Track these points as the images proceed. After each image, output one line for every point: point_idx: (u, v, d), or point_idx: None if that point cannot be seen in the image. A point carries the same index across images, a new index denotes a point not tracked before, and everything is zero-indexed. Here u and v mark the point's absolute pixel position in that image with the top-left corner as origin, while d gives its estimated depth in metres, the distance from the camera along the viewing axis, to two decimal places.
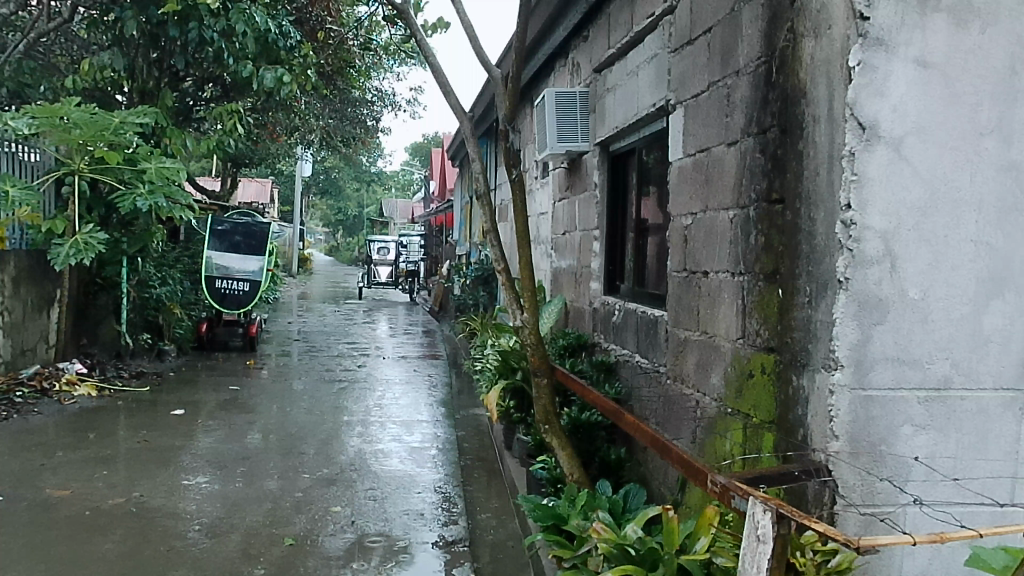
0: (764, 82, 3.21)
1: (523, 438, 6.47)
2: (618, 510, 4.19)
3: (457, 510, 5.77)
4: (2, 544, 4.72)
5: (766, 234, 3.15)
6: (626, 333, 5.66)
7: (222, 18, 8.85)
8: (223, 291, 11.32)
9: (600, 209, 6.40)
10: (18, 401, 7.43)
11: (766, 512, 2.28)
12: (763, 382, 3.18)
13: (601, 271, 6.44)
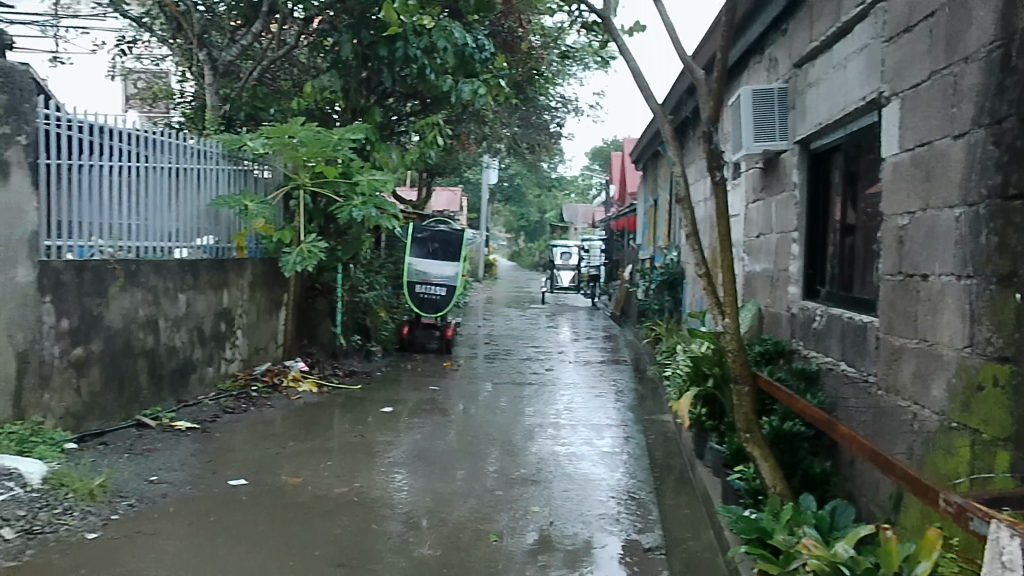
0: (998, 69, 2.95)
1: (717, 447, 6.25)
2: (825, 527, 3.93)
3: (652, 517, 5.69)
4: (247, 515, 5.07)
5: (999, 234, 2.93)
6: (829, 340, 5.32)
7: (424, 36, 9.29)
8: (422, 295, 11.95)
9: (799, 210, 6.09)
10: (254, 394, 7.98)
11: (1013, 537, 2.06)
12: (995, 397, 2.91)
13: (800, 275, 6.08)
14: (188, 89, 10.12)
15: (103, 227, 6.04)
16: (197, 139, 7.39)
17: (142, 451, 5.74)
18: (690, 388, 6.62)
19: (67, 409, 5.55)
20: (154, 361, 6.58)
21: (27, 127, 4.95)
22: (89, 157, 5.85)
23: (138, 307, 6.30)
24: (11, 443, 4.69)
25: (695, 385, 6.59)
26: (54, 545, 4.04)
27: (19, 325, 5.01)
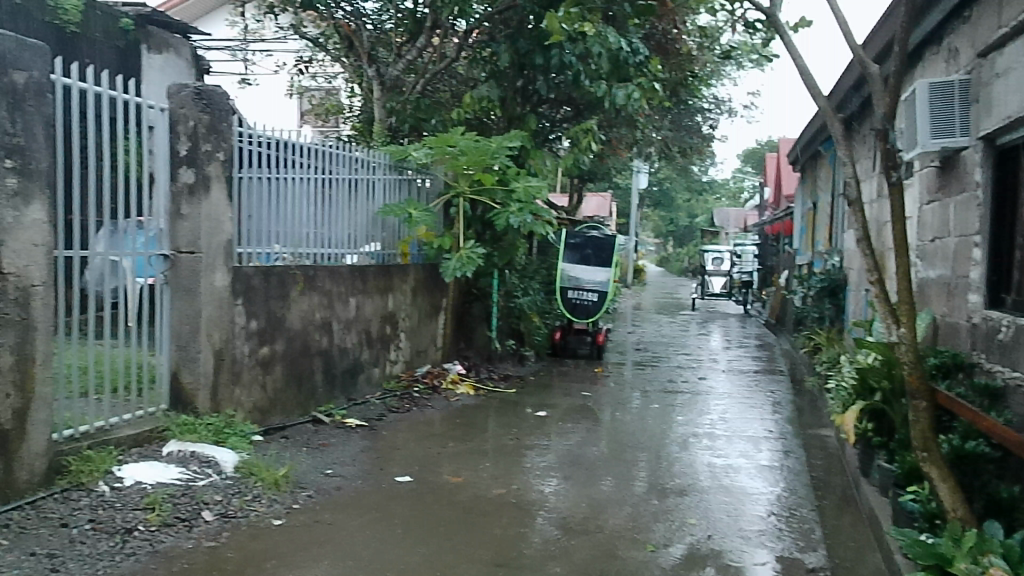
0: None
1: (885, 465, 5.84)
2: (1016, 557, 3.56)
3: (815, 537, 5.37)
4: (410, 512, 5.23)
5: None
6: (1019, 353, 4.84)
7: (578, 42, 9.27)
8: (574, 300, 11.94)
9: (982, 211, 5.60)
10: (416, 395, 8.29)
11: None
12: None
13: (983, 282, 5.59)
14: (357, 103, 10.72)
15: (282, 235, 6.49)
16: (367, 151, 7.81)
17: (318, 446, 6.10)
18: (856, 402, 6.23)
19: (254, 404, 5.99)
20: (328, 361, 6.99)
21: (225, 145, 5.21)
22: (274, 171, 6.30)
23: (315, 309, 6.72)
24: (206, 435, 4.93)
25: (862, 398, 6.20)
26: (246, 529, 4.02)
27: (216, 321, 5.22)
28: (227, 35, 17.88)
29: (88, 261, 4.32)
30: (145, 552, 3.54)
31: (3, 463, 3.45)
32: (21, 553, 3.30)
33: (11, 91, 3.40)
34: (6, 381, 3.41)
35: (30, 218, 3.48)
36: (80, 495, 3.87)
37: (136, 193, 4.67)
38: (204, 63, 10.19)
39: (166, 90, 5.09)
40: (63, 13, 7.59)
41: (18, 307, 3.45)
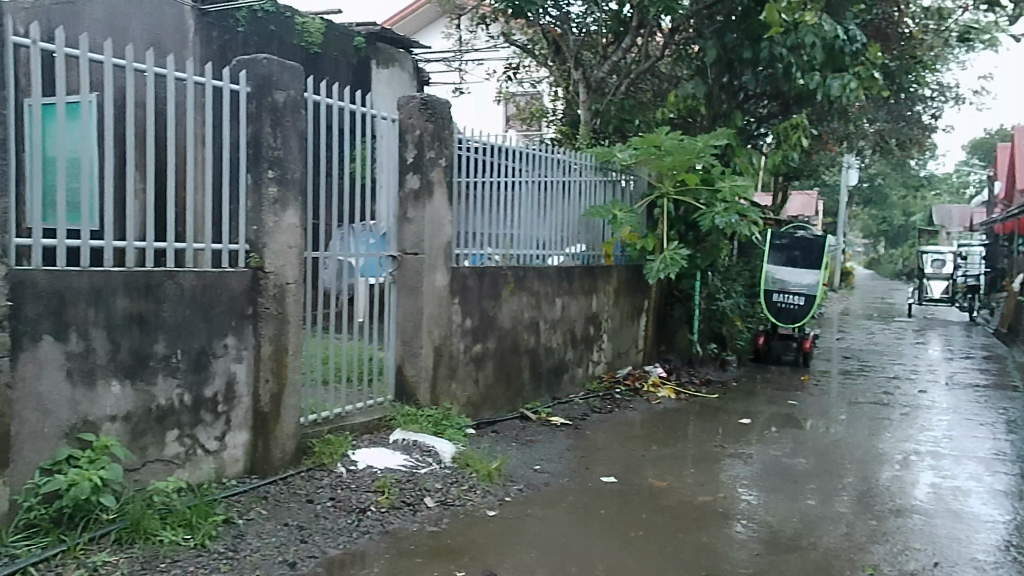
0: None
1: None
2: None
3: None
4: (612, 513, 5.18)
5: None
6: None
7: (791, 33, 8.57)
8: (779, 304, 11.37)
9: None
10: (618, 397, 8.30)
11: None
12: None
13: None
14: (560, 107, 10.99)
15: (494, 237, 6.71)
16: (573, 154, 7.91)
17: (527, 442, 6.27)
18: None
19: (468, 399, 6.28)
20: (534, 360, 7.17)
21: (447, 151, 5.49)
22: (487, 175, 6.53)
23: (524, 309, 6.92)
24: (427, 426, 5.25)
25: None
26: (464, 517, 4.19)
27: (437, 318, 5.52)
28: (442, 46, 18.93)
29: (322, 264, 4.71)
30: (378, 531, 3.77)
31: (261, 442, 3.85)
32: (277, 522, 3.54)
33: (273, 109, 3.80)
34: (266, 368, 3.81)
35: (287, 222, 3.86)
36: (322, 474, 4.25)
37: (368, 198, 5.05)
38: (426, 76, 10.73)
39: (396, 101, 5.43)
40: (308, 36, 8.40)
41: (276, 302, 3.81)
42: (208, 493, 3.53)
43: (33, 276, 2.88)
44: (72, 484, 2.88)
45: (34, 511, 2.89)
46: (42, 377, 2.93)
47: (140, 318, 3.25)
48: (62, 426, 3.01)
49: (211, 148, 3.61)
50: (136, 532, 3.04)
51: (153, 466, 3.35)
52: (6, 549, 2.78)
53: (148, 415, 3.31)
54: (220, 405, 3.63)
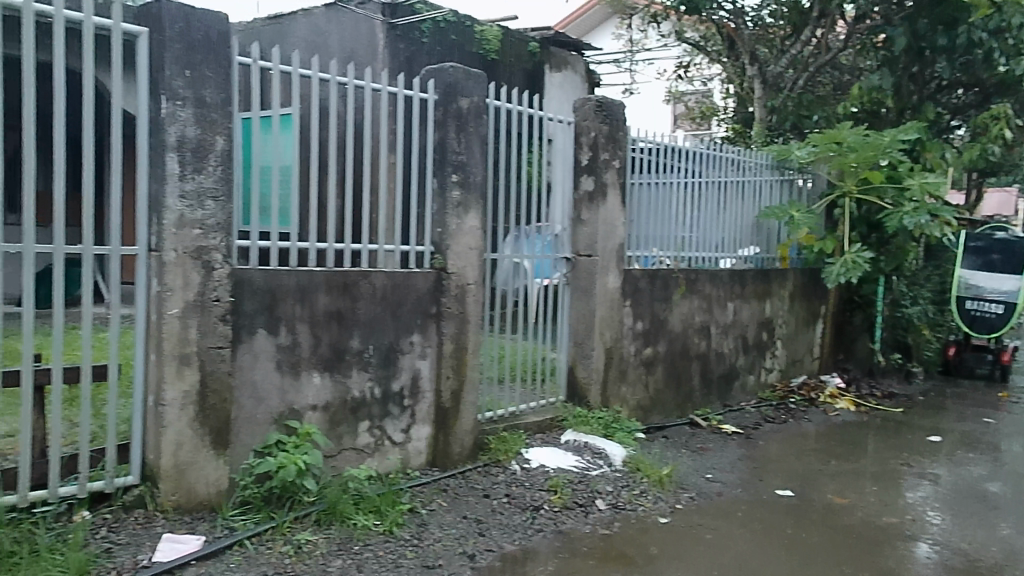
0: None
1: None
2: None
3: None
4: (789, 528, 4.91)
5: None
6: None
7: (995, 15, 7.85)
8: (973, 313, 10.26)
9: None
10: (792, 406, 7.92)
11: None
12: None
13: None
14: (731, 105, 10.66)
15: (666, 239, 6.60)
16: (748, 153, 7.66)
17: (697, 449, 6.12)
18: None
19: (637, 402, 6.24)
20: (705, 365, 7.00)
21: (621, 153, 5.49)
22: (659, 176, 6.44)
23: (695, 313, 6.77)
24: (598, 428, 5.26)
25: None
26: (635, 522, 4.12)
27: (608, 320, 5.52)
28: (612, 47, 18.89)
29: (498, 265, 4.83)
30: (551, 530, 3.78)
31: (442, 436, 4.00)
32: (457, 515, 3.63)
33: (458, 115, 3.96)
34: (447, 365, 3.95)
35: (468, 225, 4.00)
36: (498, 471, 4.35)
37: (541, 201, 5.13)
38: (598, 78, 10.70)
39: (571, 104, 5.47)
40: (485, 43, 8.54)
41: (458, 302, 3.95)
42: (395, 482, 3.70)
43: (251, 275, 3.15)
44: (280, 467, 3.12)
45: (248, 489, 3.16)
46: (256, 368, 3.20)
47: (338, 315, 3.48)
48: (271, 413, 3.28)
49: (401, 155, 3.81)
50: (333, 515, 3.22)
51: (347, 454, 3.57)
52: (225, 522, 3.05)
53: (344, 406, 3.54)
54: (406, 400, 3.82)
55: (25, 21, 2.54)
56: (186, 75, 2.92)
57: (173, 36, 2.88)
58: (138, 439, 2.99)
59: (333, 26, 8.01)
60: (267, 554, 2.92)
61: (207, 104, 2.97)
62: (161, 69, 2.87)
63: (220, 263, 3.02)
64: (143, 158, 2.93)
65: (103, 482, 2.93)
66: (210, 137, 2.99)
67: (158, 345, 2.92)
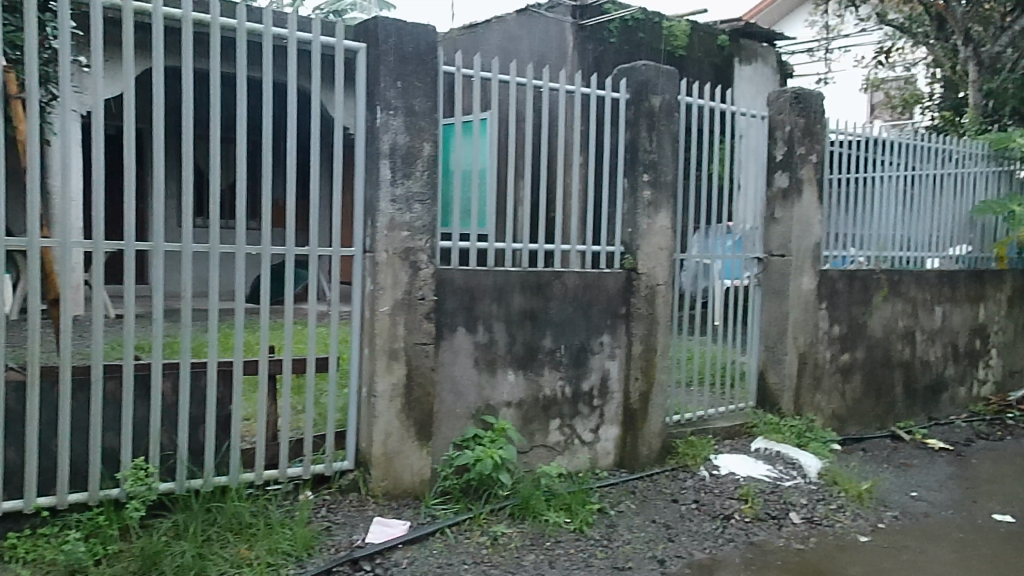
0: None
1: None
2: None
3: None
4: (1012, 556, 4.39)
5: None
6: None
7: None
8: None
9: None
10: (1009, 423, 6.99)
11: None
12: None
13: None
14: (940, 91, 9.79)
15: (864, 238, 6.16)
16: (961, 142, 6.96)
17: (900, 465, 5.68)
18: None
19: (833, 411, 5.90)
20: (909, 374, 6.49)
21: (818, 147, 5.18)
22: (860, 171, 6.04)
23: (898, 317, 6.29)
24: (791, 437, 5.01)
25: None
26: (833, 539, 3.89)
27: (803, 324, 5.24)
28: (804, 35, 17.85)
29: (683, 264, 4.74)
30: (743, 541, 3.65)
31: (630, 438, 3.98)
32: (645, 518, 3.60)
33: (650, 114, 3.91)
34: (636, 367, 3.93)
35: (659, 225, 3.95)
36: (685, 476, 4.27)
37: (728, 198, 4.96)
38: (790, 69, 10.20)
39: (765, 97, 5.27)
40: (673, 39, 8.41)
41: (648, 302, 3.91)
42: (585, 481, 3.73)
43: (452, 275, 3.29)
44: (478, 460, 3.25)
45: (448, 480, 3.31)
46: (456, 364, 3.35)
47: (532, 314, 3.55)
48: (469, 408, 3.42)
49: (591, 155, 3.82)
50: (526, 510, 3.29)
51: (538, 451, 3.65)
52: (427, 510, 3.20)
53: (536, 403, 3.62)
54: (595, 400, 3.84)
55: (266, 45, 2.76)
56: (398, 86, 3.09)
57: (387, 49, 3.06)
58: (353, 427, 3.22)
59: (524, 32, 8.20)
60: (466, 543, 3.04)
61: (416, 113, 3.13)
62: (376, 81, 3.06)
63: (425, 263, 3.18)
64: (359, 165, 3.14)
65: (324, 465, 3.17)
66: (418, 144, 3.15)
67: (371, 340, 3.13)
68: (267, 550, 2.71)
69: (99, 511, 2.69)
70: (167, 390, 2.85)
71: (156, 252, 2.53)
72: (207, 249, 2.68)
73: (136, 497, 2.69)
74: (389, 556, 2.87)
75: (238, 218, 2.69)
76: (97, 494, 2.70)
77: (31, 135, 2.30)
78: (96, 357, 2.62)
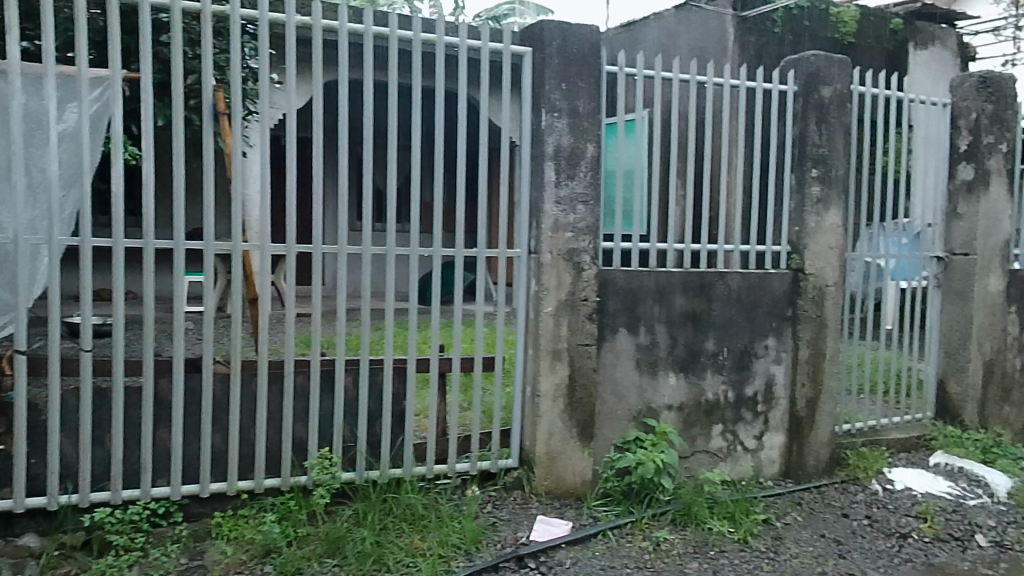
0: None
1: None
2: None
3: None
4: None
5: None
6: None
7: None
8: None
9: None
10: None
11: None
12: None
13: None
14: None
15: None
16: None
17: None
18: None
19: None
20: None
21: (1009, 135, 4.74)
22: None
23: None
24: (976, 452, 4.63)
25: None
26: None
27: (989, 329, 4.81)
28: (989, 13, 16.34)
29: (851, 265, 4.46)
30: (922, 561, 3.38)
31: (796, 447, 3.81)
32: (814, 532, 3.42)
33: (820, 106, 3.71)
34: (803, 372, 3.75)
35: (829, 222, 3.75)
36: (856, 489, 4.03)
37: (904, 194, 4.63)
38: (974, 51, 9.38)
39: (948, 84, 4.88)
40: (842, 26, 7.96)
41: (815, 304, 3.73)
42: (748, 490, 3.61)
43: (614, 275, 3.27)
44: (639, 463, 3.22)
45: (609, 482, 3.31)
46: (618, 365, 3.34)
47: (694, 316, 3.47)
48: (631, 410, 3.40)
49: (757, 151, 3.67)
50: (688, 517, 3.22)
51: (699, 456, 3.58)
52: (589, 512, 3.22)
53: (698, 407, 3.54)
54: (759, 406, 3.71)
55: (438, 54, 2.85)
56: (562, 87, 3.11)
57: (552, 52, 3.09)
58: (518, 426, 3.28)
59: (682, 27, 8.01)
60: (628, 547, 3.02)
61: (580, 113, 3.14)
62: (542, 84, 3.10)
63: (588, 264, 3.20)
64: (524, 168, 3.19)
65: (489, 462, 3.25)
66: (582, 145, 3.16)
67: (536, 340, 3.18)
68: (439, 541, 2.82)
69: (290, 496, 2.90)
70: (348, 385, 3.02)
71: (340, 255, 2.67)
72: (385, 251, 2.78)
73: (322, 485, 2.89)
74: (553, 555, 2.90)
75: (413, 221, 2.78)
76: (288, 480, 2.91)
77: (235, 148, 2.49)
78: (287, 353, 2.80)
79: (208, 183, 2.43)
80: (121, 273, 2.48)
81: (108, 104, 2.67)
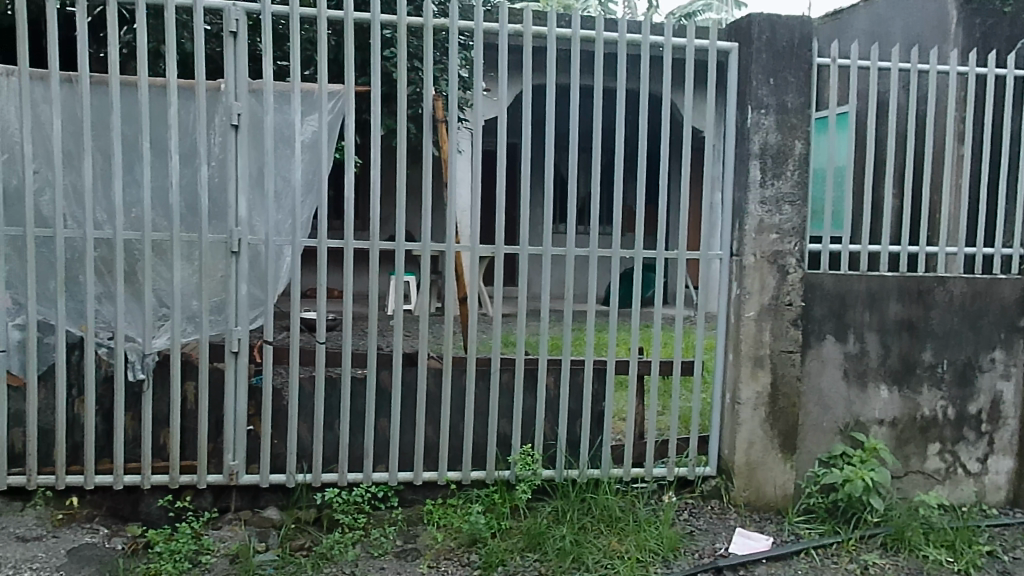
0: None
1: None
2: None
3: None
4: None
5: None
6: None
7: None
8: None
9: None
10: None
11: None
12: None
13: None
14: None
15: None
16: None
17: None
18: None
19: None
20: None
21: None
22: None
23: None
24: None
25: None
26: None
27: None
28: None
29: None
30: None
31: None
32: None
33: None
34: None
35: None
36: None
37: None
38: None
39: None
40: None
41: None
42: (971, 518, 3.28)
43: (822, 279, 3.11)
44: (847, 480, 3.05)
45: (814, 498, 3.15)
46: (825, 375, 3.17)
47: (910, 324, 3.22)
48: (838, 423, 3.21)
49: (989, 144, 3.34)
50: (901, 542, 2.99)
51: (914, 477, 3.32)
52: (791, 528, 3.09)
53: (913, 424, 3.28)
54: (985, 425, 3.37)
55: (645, 55, 2.84)
56: (770, 83, 3.00)
57: (761, 46, 2.99)
58: (716, 433, 3.21)
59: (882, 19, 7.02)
60: (834, 568, 2.86)
61: (789, 109, 3.01)
62: (748, 80, 3.00)
63: (794, 267, 3.07)
64: (728, 168, 3.10)
65: (687, 469, 3.20)
66: (790, 142, 3.02)
67: (736, 346, 3.10)
68: (636, 545, 2.82)
69: (494, 489, 3.01)
70: (549, 384, 3.08)
71: (545, 255, 2.72)
72: (588, 253, 2.80)
73: (524, 480, 2.98)
74: (753, 570, 2.81)
75: (617, 222, 2.78)
76: (493, 473, 3.02)
77: (451, 151, 2.61)
78: (494, 350, 2.90)
79: (428, 187, 2.56)
80: (350, 272, 2.67)
81: (342, 114, 2.94)
